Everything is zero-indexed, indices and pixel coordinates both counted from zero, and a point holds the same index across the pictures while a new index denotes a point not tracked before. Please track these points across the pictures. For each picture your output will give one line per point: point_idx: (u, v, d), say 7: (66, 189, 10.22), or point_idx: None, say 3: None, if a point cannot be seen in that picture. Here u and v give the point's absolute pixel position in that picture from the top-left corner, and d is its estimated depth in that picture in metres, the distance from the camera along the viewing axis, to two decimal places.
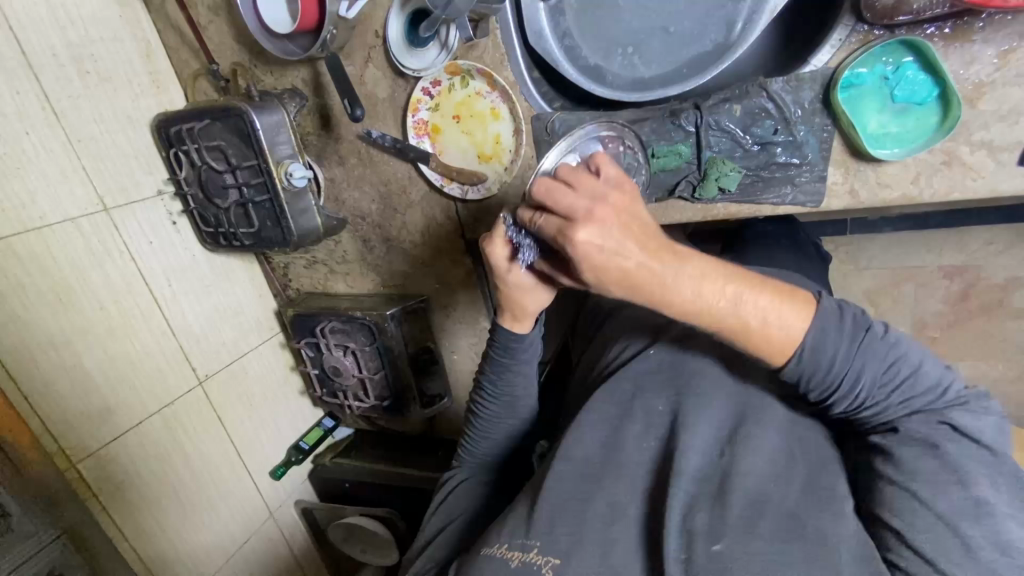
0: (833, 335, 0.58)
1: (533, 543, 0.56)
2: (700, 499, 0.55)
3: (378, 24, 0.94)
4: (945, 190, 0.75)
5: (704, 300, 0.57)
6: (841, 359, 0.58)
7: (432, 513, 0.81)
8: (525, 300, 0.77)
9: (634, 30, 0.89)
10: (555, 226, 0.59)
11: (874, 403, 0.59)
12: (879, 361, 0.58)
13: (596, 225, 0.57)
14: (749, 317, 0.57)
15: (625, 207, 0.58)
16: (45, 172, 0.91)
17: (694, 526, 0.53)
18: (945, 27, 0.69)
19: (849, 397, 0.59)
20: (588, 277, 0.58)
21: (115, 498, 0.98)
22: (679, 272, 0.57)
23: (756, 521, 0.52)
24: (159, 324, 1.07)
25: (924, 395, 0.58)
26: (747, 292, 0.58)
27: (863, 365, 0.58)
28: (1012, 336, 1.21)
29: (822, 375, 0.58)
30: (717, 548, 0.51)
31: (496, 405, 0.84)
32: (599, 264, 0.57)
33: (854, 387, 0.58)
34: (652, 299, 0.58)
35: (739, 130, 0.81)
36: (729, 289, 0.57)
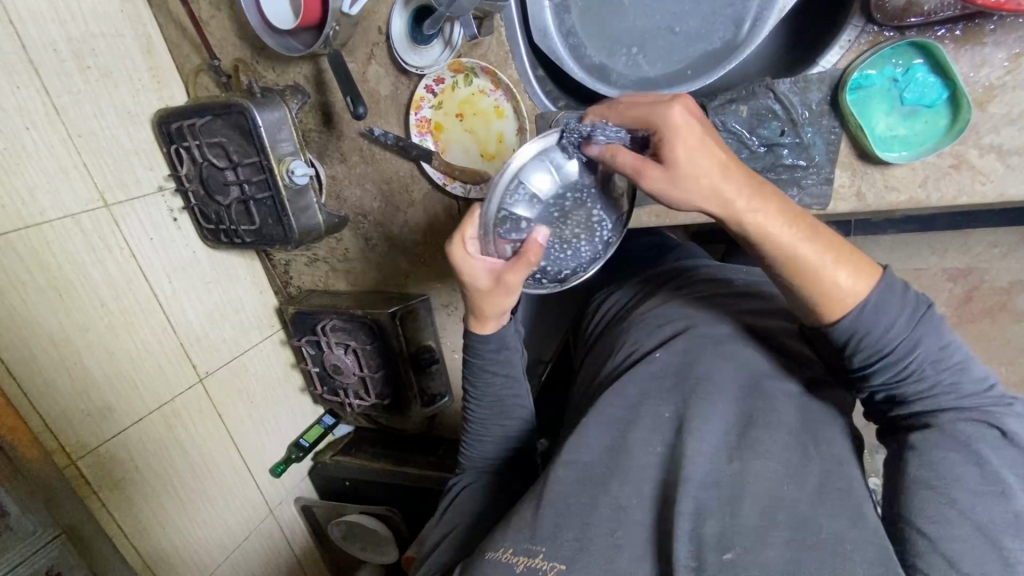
0: (898, 297, 0.58)
1: (539, 548, 0.56)
2: (710, 504, 0.54)
3: (382, 20, 0.93)
4: (953, 194, 0.75)
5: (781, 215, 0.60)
6: (899, 325, 0.58)
7: (436, 520, 0.80)
8: (486, 303, 0.76)
9: (640, 29, 0.88)
10: (644, 112, 0.64)
11: (922, 379, 0.58)
12: (936, 341, 0.58)
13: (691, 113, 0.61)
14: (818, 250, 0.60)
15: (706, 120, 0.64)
16: (45, 168, 0.90)
17: (704, 532, 0.53)
18: (956, 29, 0.68)
19: (898, 367, 0.59)
20: (678, 155, 0.61)
21: (114, 494, 0.98)
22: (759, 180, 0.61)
23: (767, 527, 0.52)
24: (160, 321, 1.06)
25: (972, 384, 0.58)
26: (822, 229, 0.60)
27: (922, 337, 0.58)
28: (1014, 338, 1.21)
29: (880, 334, 0.58)
30: (728, 557, 0.51)
31: (483, 408, 0.84)
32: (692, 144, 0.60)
33: (905, 358, 0.58)
34: (734, 199, 0.60)
35: (745, 131, 0.80)
36: (802, 220, 0.61)
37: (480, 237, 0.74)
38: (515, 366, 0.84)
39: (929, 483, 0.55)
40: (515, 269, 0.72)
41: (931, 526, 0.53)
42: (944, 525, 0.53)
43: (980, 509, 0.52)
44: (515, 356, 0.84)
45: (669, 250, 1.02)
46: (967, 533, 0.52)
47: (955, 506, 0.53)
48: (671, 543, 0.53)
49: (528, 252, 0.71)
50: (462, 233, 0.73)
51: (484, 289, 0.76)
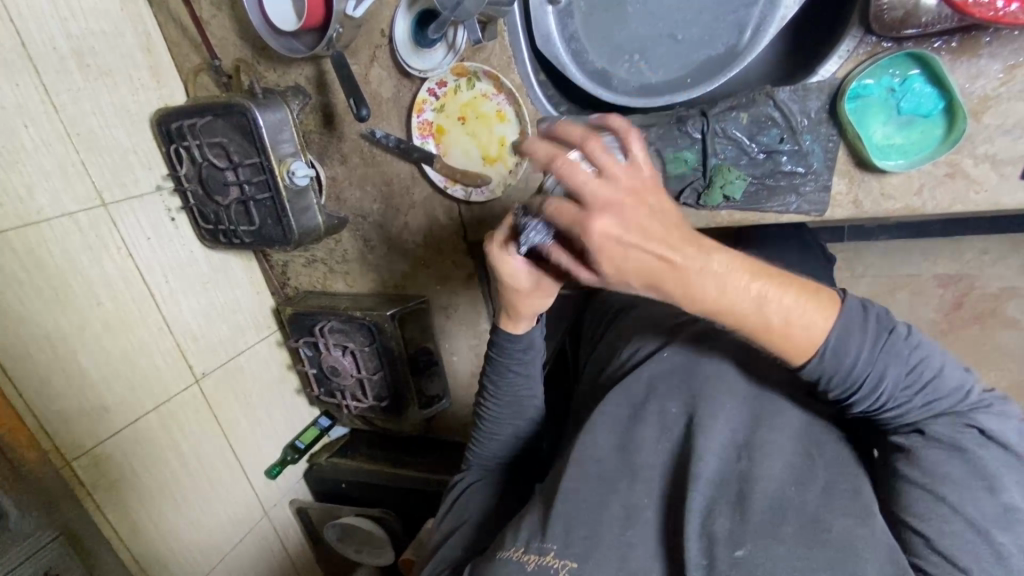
0: (856, 335, 0.56)
1: (550, 546, 0.55)
2: (720, 503, 0.54)
3: (385, 23, 0.94)
4: (947, 202, 0.76)
5: (727, 299, 0.55)
6: (864, 361, 0.56)
7: (443, 515, 0.80)
8: (524, 303, 0.77)
9: (642, 37, 0.89)
10: (570, 220, 0.55)
11: (897, 405, 0.57)
12: (901, 366, 0.57)
13: (617, 215, 0.53)
14: (771, 315, 0.55)
15: (648, 197, 0.54)
16: (43, 166, 0.90)
17: (715, 531, 0.52)
18: (953, 41, 0.70)
19: (870, 397, 0.58)
20: (607, 270, 0.56)
21: (109, 495, 0.97)
22: (705, 268, 0.54)
23: (780, 526, 0.51)
24: (157, 322, 1.06)
25: (947, 397, 0.57)
26: (773, 292, 0.55)
27: (887, 368, 0.57)
28: (1005, 343, 1.24)
29: (844, 375, 0.57)
30: (740, 553, 0.50)
31: (501, 405, 0.84)
32: (623, 257, 0.54)
33: (876, 389, 0.57)
34: (673, 296, 0.55)
35: (745, 138, 0.81)
36: (754, 289, 0.55)
37: (523, 234, 0.73)
38: (536, 368, 0.84)
39: (917, 483, 0.56)
40: (559, 270, 0.73)
41: (924, 527, 0.54)
42: (932, 519, 0.54)
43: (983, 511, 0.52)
44: (538, 357, 0.84)
45: None
46: (955, 528, 0.53)
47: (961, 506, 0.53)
48: (681, 541, 0.53)
49: None
50: (504, 230, 0.71)
51: (523, 287, 0.75)
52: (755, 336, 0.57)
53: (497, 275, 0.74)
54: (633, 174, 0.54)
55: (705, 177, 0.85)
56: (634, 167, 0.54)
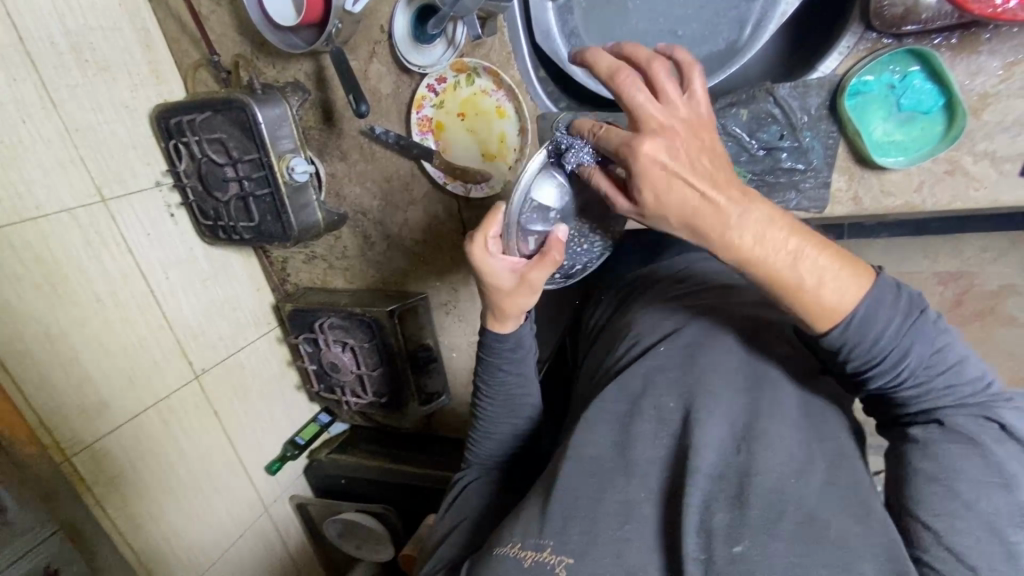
0: (886, 305, 0.57)
1: (546, 542, 0.55)
2: (718, 498, 0.54)
3: (384, 19, 0.94)
4: (947, 199, 0.76)
5: (763, 248, 0.57)
6: (891, 334, 0.56)
7: (443, 514, 0.81)
8: (509, 302, 0.77)
9: (642, 33, 0.89)
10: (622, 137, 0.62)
11: (917, 384, 0.58)
12: (927, 346, 0.57)
13: (669, 141, 0.59)
14: (805, 275, 0.56)
15: (699, 136, 0.60)
16: (42, 162, 0.89)
17: (713, 526, 0.52)
18: (952, 38, 0.69)
19: (890, 372, 0.58)
20: (648, 198, 0.62)
21: (108, 491, 0.98)
22: (744, 214, 0.58)
23: (778, 522, 0.51)
24: (156, 317, 1.06)
25: (966, 385, 0.57)
26: (809, 251, 0.57)
27: (912, 345, 0.57)
28: (1003, 341, 1.24)
29: (868, 347, 0.57)
30: (738, 549, 0.50)
31: (495, 404, 0.85)
32: (663, 183, 0.59)
33: (899, 364, 0.57)
34: (710, 238, 0.59)
35: (745, 134, 0.81)
36: (791, 243, 0.57)
37: (503, 235, 0.76)
38: (528, 366, 0.84)
39: (934, 475, 0.56)
40: (539, 267, 0.74)
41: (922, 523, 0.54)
42: (948, 517, 0.54)
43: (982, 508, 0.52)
44: (528, 355, 0.84)
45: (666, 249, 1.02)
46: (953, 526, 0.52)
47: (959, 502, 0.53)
48: (679, 537, 0.52)
49: (552, 251, 0.74)
50: (485, 229, 0.75)
51: (507, 285, 0.76)
52: (782, 292, 0.58)
53: (479, 275, 0.76)
54: (690, 111, 0.61)
55: None
56: (692, 103, 0.62)
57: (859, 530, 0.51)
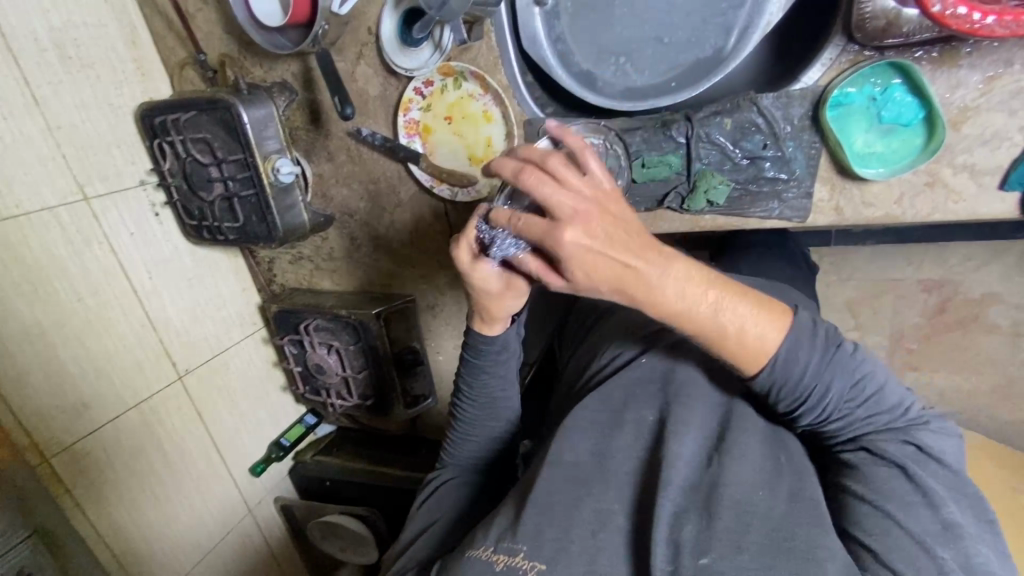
0: (804, 347, 0.58)
1: (519, 547, 0.55)
2: (689, 509, 0.54)
3: (372, 21, 0.93)
4: (926, 211, 0.77)
5: (688, 301, 0.56)
6: (810, 373, 0.58)
7: (416, 512, 0.81)
8: (497, 305, 0.76)
9: (628, 39, 0.89)
10: (539, 224, 0.55)
11: (842, 417, 0.59)
12: (847, 379, 0.59)
13: (586, 224, 0.54)
14: (726, 323, 0.57)
15: (613, 209, 0.55)
16: (22, 159, 0.88)
17: (682, 537, 0.52)
18: (933, 51, 0.70)
19: (816, 410, 0.59)
20: (577, 279, 0.56)
21: (88, 493, 0.96)
22: (664, 273, 0.55)
23: (745, 535, 0.51)
24: (138, 317, 1.05)
25: (888, 413, 0.59)
26: (727, 300, 0.57)
27: (832, 380, 0.59)
28: (987, 349, 1.25)
29: (792, 386, 0.59)
30: (704, 561, 0.50)
31: (476, 407, 0.84)
32: (590, 264, 0.54)
33: (822, 400, 0.59)
34: (638, 302, 0.56)
35: (729, 143, 0.81)
36: (710, 295, 0.57)
37: (486, 242, 0.69)
38: (511, 372, 0.84)
39: (866, 497, 0.56)
40: (526, 275, 0.71)
41: None
42: (879, 534, 0.53)
43: (949, 527, 0.52)
44: (514, 360, 0.83)
45: None
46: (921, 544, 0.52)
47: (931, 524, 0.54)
48: (649, 546, 0.52)
49: None
50: (467, 237, 0.68)
51: (493, 283, 0.73)
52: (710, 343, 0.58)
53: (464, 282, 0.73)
54: (595, 187, 0.56)
55: (688, 180, 0.85)
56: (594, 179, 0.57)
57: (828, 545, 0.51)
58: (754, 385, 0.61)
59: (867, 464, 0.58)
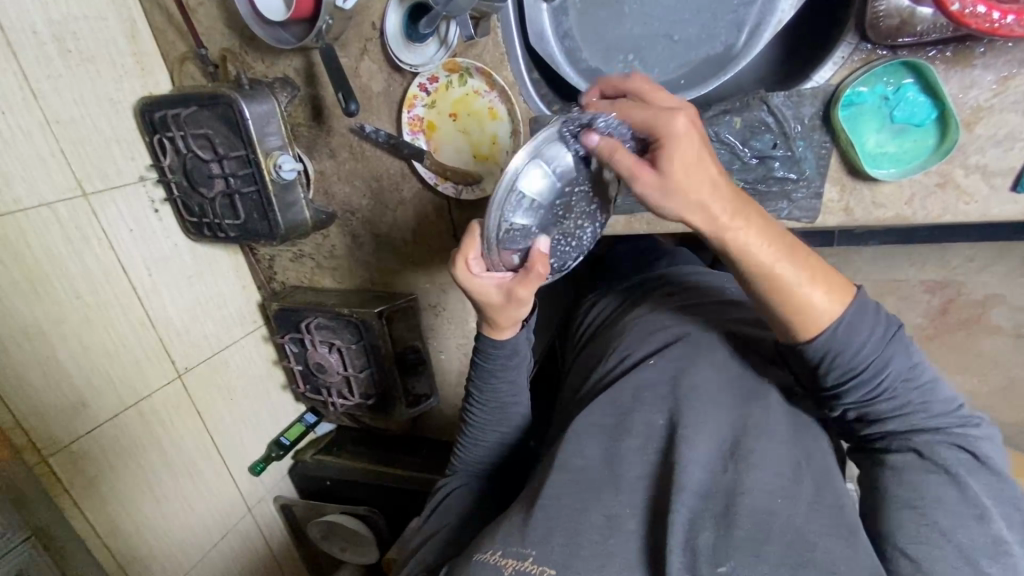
0: (868, 318, 0.60)
1: (528, 552, 0.54)
2: (704, 515, 0.54)
3: (376, 16, 0.92)
4: (937, 212, 0.76)
5: (767, 231, 0.60)
6: (873, 344, 0.60)
7: (426, 517, 0.80)
8: (502, 316, 0.76)
9: (637, 36, 0.88)
10: (652, 115, 0.60)
11: (895, 397, 0.60)
12: (904, 360, 0.61)
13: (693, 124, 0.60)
14: (798, 266, 0.60)
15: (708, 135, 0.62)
16: (21, 154, 0.87)
17: (697, 542, 0.51)
18: (947, 50, 0.69)
19: (871, 385, 0.60)
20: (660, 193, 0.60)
21: (87, 493, 0.95)
22: (746, 199, 0.61)
23: (763, 543, 0.50)
24: (137, 314, 1.03)
25: (940, 405, 0.60)
26: (798, 249, 0.62)
27: (891, 357, 0.60)
28: (989, 350, 1.25)
29: (854, 353, 0.60)
30: (723, 570, 0.49)
31: (486, 412, 0.83)
32: (694, 153, 0.59)
33: (880, 375, 0.60)
34: (726, 212, 0.59)
35: (738, 142, 0.80)
36: (784, 238, 0.61)
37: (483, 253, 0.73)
38: (522, 377, 0.83)
39: (913, 504, 0.56)
40: (524, 283, 0.72)
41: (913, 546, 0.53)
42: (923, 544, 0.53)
43: None
44: (524, 364, 0.83)
45: (661, 257, 1.03)
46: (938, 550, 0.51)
47: (948, 531, 0.53)
48: (663, 552, 0.52)
49: (534, 265, 0.70)
50: (464, 253, 0.73)
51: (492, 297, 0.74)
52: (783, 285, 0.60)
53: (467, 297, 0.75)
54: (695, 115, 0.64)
55: None
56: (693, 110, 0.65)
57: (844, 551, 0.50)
58: (811, 354, 0.62)
59: (910, 467, 0.58)
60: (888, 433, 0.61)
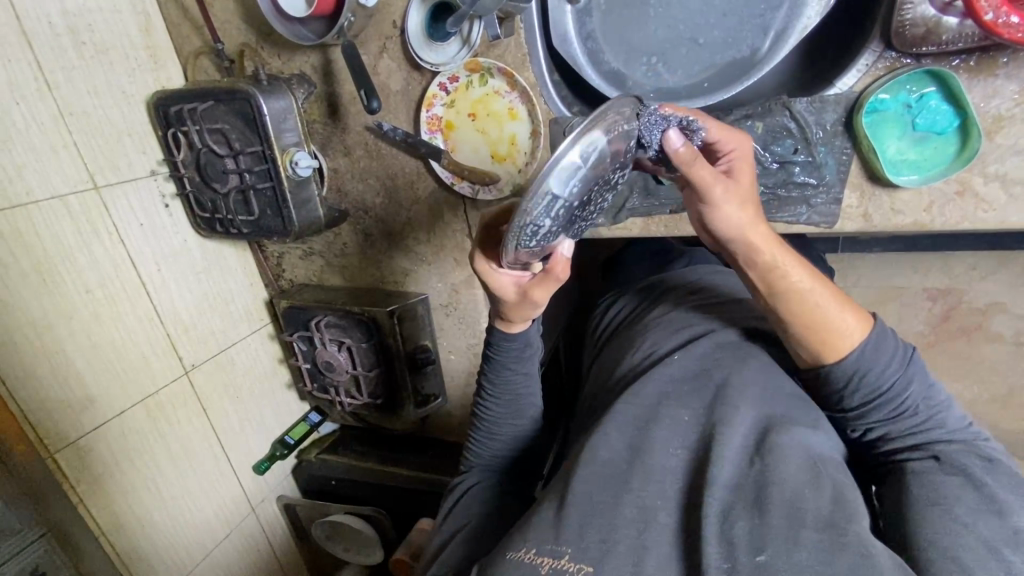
0: (892, 342, 0.64)
1: (564, 549, 0.54)
2: (737, 505, 0.53)
3: (397, 15, 0.92)
4: (956, 219, 0.77)
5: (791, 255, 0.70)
6: (898, 365, 0.63)
7: (445, 516, 0.79)
8: (515, 313, 0.77)
9: (661, 40, 0.88)
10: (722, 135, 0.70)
11: (917, 415, 0.63)
12: (923, 382, 0.64)
13: None
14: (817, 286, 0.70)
15: None
16: (33, 145, 0.86)
17: (734, 535, 0.51)
18: (970, 60, 0.70)
19: (893, 403, 0.63)
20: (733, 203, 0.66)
21: (93, 489, 0.94)
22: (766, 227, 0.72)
23: (799, 530, 0.50)
24: (145, 309, 1.02)
25: (956, 423, 0.63)
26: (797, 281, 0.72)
27: (913, 378, 0.63)
28: (990, 358, 1.27)
29: (880, 373, 0.63)
30: (762, 558, 0.49)
31: (500, 405, 0.83)
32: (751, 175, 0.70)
33: (901, 395, 0.63)
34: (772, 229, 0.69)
35: (759, 147, 0.81)
36: None
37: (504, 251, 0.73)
38: (533, 368, 0.83)
39: (933, 501, 0.56)
40: (540, 284, 0.72)
41: None
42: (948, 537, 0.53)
43: (996, 530, 0.52)
44: (535, 356, 0.83)
45: (674, 258, 1.03)
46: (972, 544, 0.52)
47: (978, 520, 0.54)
48: (699, 546, 0.51)
49: (554, 267, 0.70)
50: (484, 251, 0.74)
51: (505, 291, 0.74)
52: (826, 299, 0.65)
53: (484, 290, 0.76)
54: None
55: None
56: None
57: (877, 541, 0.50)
58: (839, 376, 0.64)
59: (930, 472, 0.59)
60: (909, 446, 0.63)
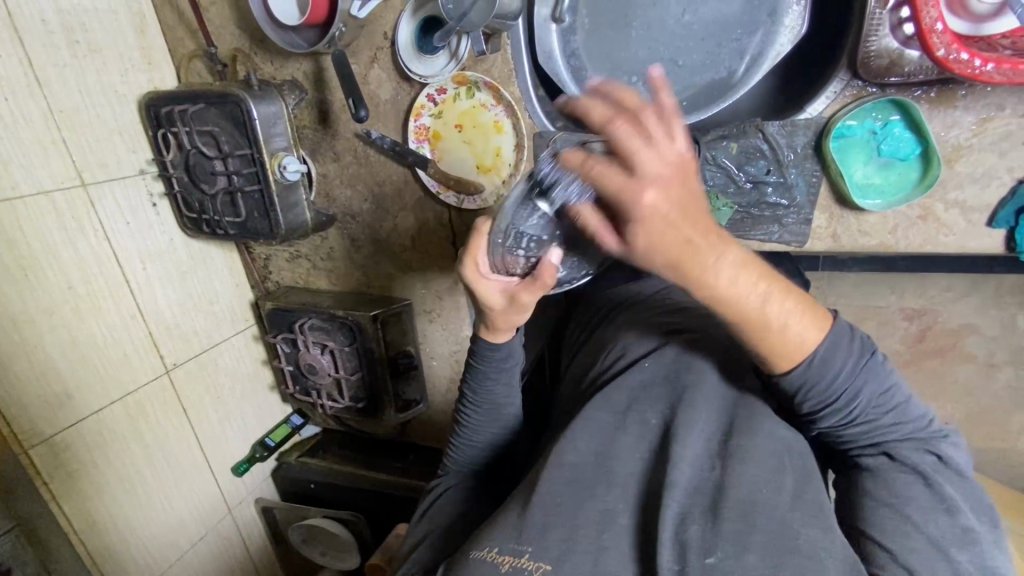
0: (843, 349, 0.59)
1: (525, 548, 0.56)
2: (694, 510, 0.55)
3: (388, 26, 0.95)
4: (918, 242, 0.81)
5: (741, 288, 0.53)
6: (847, 374, 0.59)
7: (418, 518, 0.81)
8: (501, 319, 0.78)
9: (642, 60, 0.91)
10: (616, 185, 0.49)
11: (866, 422, 0.61)
12: (877, 384, 0.60)
13: (669, 192, 0.48)
14: (773, 316, 0.56)
15: (689, 182, 0.50)
16: (20, 140, 0.86)
17: (688, 538, 0.53)
18: (931, 91, 0.73)
19: (841, 412, 0.60)
20: (640, 245, 0.51)
21: (67, 486, 0.94)
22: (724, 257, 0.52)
23: (751, 533, 0.52)
24: (128, 307, 1.03)
25: (912, 423, 0.61)
26: (777, 294, 0.56)
27: (863, 385, 0.59)
28: (961, 378, 1.30)
29: (826, 386, 0.59)
30: (710, 560, 0.51)
31: (480, 413, 0.85)
32: (661, 235, 0.50)
33: (851, 404, 0.60)
34: (695, 279, 0.53)
35: (733, 167, 0.84)
36: (761, 287, 0.55)
37: (492, 256, 0.74)
38: (513, 377, 0.84)
39: (888, 501, 0.59)
40: (529, 288, 0.73)
41: (892, 542, 0.56)
42: (898, 538, 0.56)
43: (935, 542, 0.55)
44: (516, 366, 0.84)
45: None
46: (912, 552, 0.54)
47: (923, 525, 0.56)
48: (655, 546, 0.53)
49: (541, 274, 0.71)
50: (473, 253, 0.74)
51: (498, 307, 0.77)
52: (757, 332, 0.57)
53: (472, 296, 0.77)
54: (679, 152, 0.49)
55: None
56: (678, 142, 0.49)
57: (824, 544, 0.52)
58: (783, 382, 0.61)
59: (885, 470, 0.60)
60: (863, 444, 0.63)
